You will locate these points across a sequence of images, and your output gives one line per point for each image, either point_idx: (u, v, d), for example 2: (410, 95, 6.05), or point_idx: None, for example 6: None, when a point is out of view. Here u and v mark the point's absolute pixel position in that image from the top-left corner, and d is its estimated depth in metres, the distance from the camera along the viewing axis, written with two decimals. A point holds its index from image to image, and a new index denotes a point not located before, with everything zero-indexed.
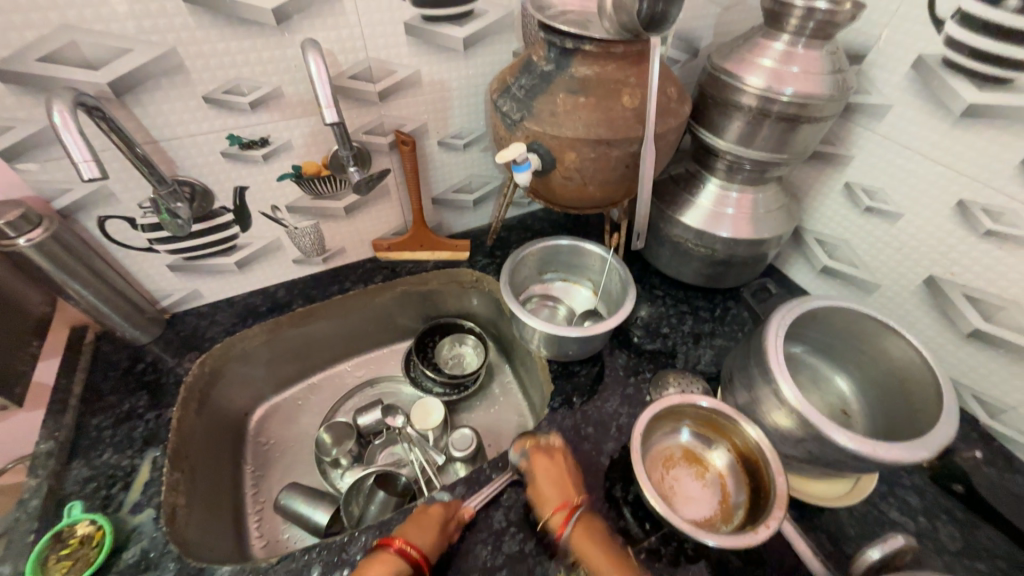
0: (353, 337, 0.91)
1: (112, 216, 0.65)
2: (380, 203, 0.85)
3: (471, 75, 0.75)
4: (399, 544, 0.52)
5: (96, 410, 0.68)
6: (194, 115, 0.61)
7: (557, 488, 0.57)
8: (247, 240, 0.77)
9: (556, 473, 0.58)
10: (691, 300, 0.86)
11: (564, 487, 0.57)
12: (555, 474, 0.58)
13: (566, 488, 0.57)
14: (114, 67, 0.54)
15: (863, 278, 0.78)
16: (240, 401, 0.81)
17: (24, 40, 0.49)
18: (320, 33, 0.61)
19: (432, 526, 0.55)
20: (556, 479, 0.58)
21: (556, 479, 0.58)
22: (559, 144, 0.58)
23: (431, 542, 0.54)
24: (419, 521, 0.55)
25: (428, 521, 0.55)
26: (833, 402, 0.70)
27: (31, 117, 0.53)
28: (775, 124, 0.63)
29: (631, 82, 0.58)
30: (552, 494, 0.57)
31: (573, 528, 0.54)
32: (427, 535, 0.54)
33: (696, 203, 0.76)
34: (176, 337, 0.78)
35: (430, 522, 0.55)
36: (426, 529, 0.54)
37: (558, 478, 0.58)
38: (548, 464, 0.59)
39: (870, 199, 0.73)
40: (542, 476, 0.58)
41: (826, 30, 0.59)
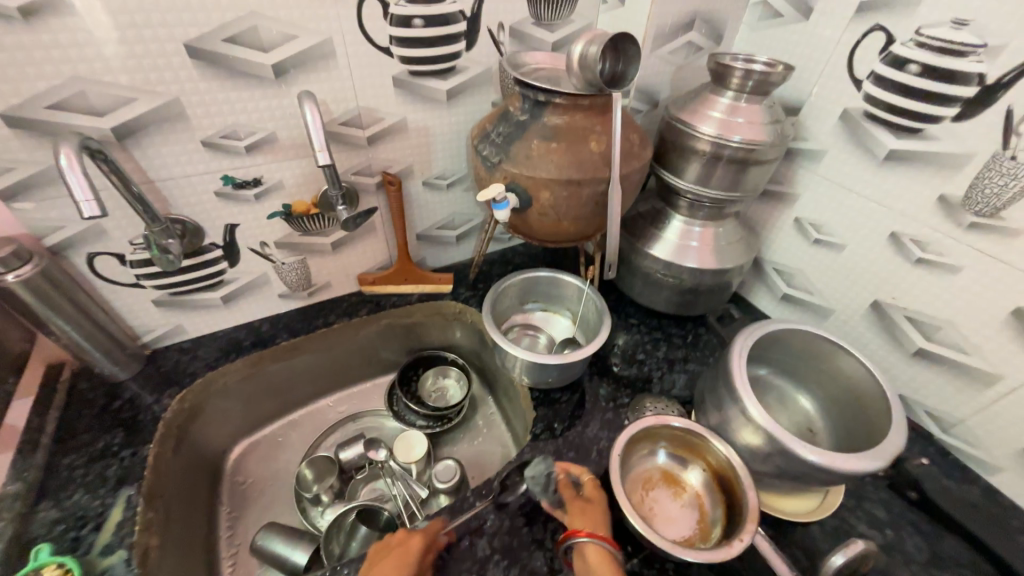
0: (336, 371, 0.92)
1: (102, 253, 0.67)
2: (367, 239, 0.88)
3: (453, 122, 0.81)
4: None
5: (68, 448, 0.67)
6: (192, 157, 0.64)
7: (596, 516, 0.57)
8: (235, 275, 0.79)
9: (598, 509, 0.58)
10: (664, 327, 0.91)
11: (600, 521, 0.57)
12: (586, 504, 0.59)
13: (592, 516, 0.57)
14: (118, 114, 0.57)
15: (818, 304, 0.85)
16: (219, 438, 0.80)
17: (35, 90, 0.52)
18: (314, 85, 0.66)
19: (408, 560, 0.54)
20: (590, 511, 0.58)
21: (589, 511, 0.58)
22: (534, 183, 0.64)
23: None
24: (397, 557, 0.54)
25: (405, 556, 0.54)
26: (799, 421, 0.74)
27: (34, 159, 0.56)
28: (727, 166, 0.71)
29: (598, 129, 0.64)
30: (595, 518, 0.57)
31: (591, 545, 0.53)
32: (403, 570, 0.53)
33: (663, 237, 0.82)
34: (156, 372, 0.77)
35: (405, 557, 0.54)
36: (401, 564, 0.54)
37: (594, 511, 0.58)
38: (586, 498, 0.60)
39: (817, 232, 0.80)
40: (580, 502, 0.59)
41: (764, 87, 0.68)
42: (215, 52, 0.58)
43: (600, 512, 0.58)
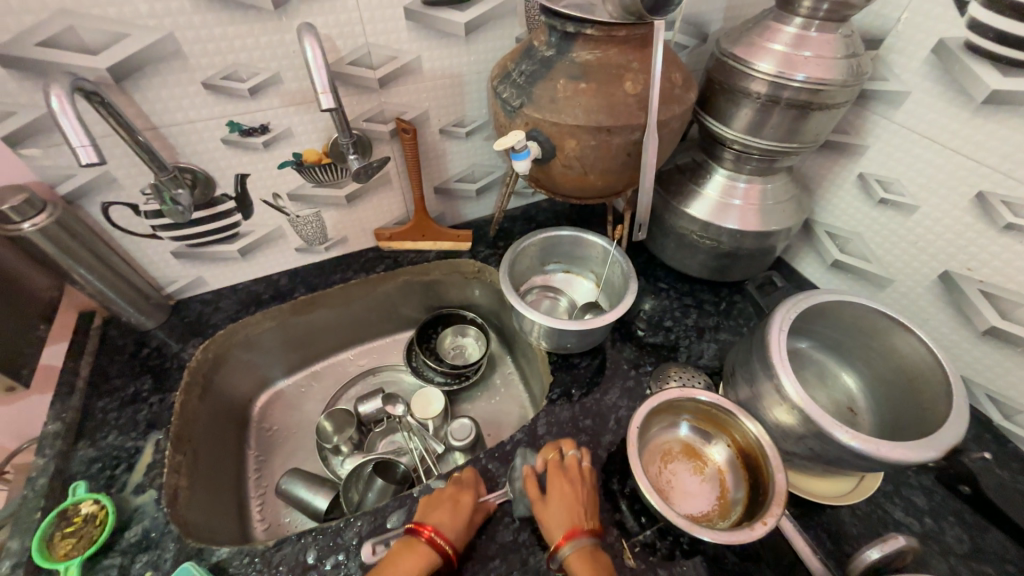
0: (355, 326, 0.92)
1: (115, 203, 0.66)
2: (382, 192, 0.84)
3: (473, 61, 0.73)
4: (428, 531, 0.53)
5: (102, 392, 0.70)
6: (195, 101, 0.61)
7: (572, 505, 0.54)
8: (249, 228, 0.77)
9: (570, 495, 0.55)
10: (696, 293, 0.84)
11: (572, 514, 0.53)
12: (566, 492, 0.55)
13: (574, 504, 0.54)
14: (112, 52, 0.53)
15: (875, 273, 0.76)
16: (244, 387, 0.83)
17: (22, 25, 0.49)
18: (318, 18, 0.60)
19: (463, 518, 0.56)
20: (566, 499, 0.54)
21: (564, 502, 0.54)
22: (559, 131, 0.57)
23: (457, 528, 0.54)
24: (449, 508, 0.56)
25: (459, 512, 0.56)
26: (840, 400, 0.68)
27: (34, 103, 0.54)
28: (785, 112, 0.61)
29: (634, 67, 0.56)
30: (568, 511, 0.54)
31: (575, 548, 0.50)
32: (457, 524, 0.54)
33: (702, 194, 0.74)
34: (180, 323, 0.79)
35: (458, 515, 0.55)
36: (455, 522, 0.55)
37: (569, 498, 0.55)
38: (562, 483, 0.56)
39: (884, 190, 0.70)
40: (552, 493, 0.55)
41: (840, 13, 0.56)
42: None
43: (574, 498, 0.55)
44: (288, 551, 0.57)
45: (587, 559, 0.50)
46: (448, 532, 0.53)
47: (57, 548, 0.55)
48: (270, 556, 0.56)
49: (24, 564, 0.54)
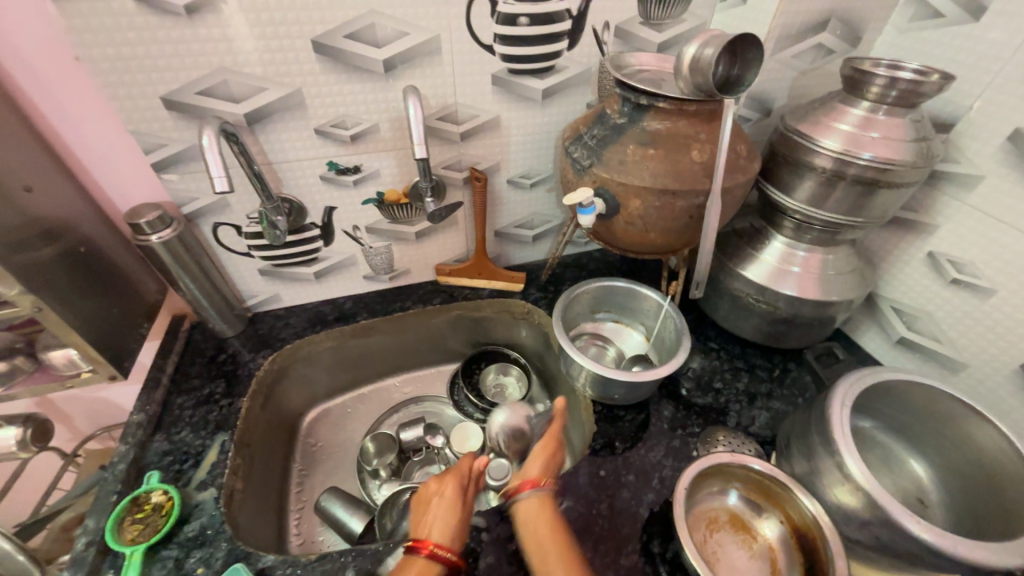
0: (406, 354, 0.96)
1: (224, 224, 0.75)
2: (448, 231, 0.91)
3: (545, 122, 0.80)
4: (429, 545, 0.53)
5: (182, 390, 0.76)
6: (306, 144, 0.70)
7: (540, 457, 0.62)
8: (328, 254, 0.85)
9: (541, 449, 0.62)
10: (748, 357, 0.83)
11: (540, 465, 0.61)
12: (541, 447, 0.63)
13: (548, 454, 0.62)
14: (251, 102, 0.64)
15: (947, 355, 0.72)
16: (298, 401, 0.88)
17: (189, 78, 0.60)
18: (419, 80, 0.69)
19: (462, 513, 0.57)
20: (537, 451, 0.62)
21: (536, 455, 0.62)
22: (625, 191, 0.61)
23: (453, 522, 0.56)
24: (437, 512, 0.57)
25: (450, 508, 0.57)
26: (907, 488, 0.63)
27: (183, 138, 0.64)
28: (850, 187, 0.62)
29: (702, 138, 0.60)
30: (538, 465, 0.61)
31: (537, 498, 0.57)
32: (452, 525, 0.55)
33: (759, 259, 0.75)
34: (254, 334, 0.86)
35: (455, 510, 0.57)
36: (455, 523, 0.56)
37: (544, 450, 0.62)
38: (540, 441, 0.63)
39: (957, 270, 0.68)
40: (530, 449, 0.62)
41: (909, 99, 0.59)
42: (336, 47, 0.63)
43: (548, 448, 0.63)
44: (329, 566, 0.58)
45: (543, 506, 0.57)
46: (447, 543, 0.54)
47: (126, 531, 0.59)
48: (311, 569, 0.57)
49: (97, 542, 0.59)
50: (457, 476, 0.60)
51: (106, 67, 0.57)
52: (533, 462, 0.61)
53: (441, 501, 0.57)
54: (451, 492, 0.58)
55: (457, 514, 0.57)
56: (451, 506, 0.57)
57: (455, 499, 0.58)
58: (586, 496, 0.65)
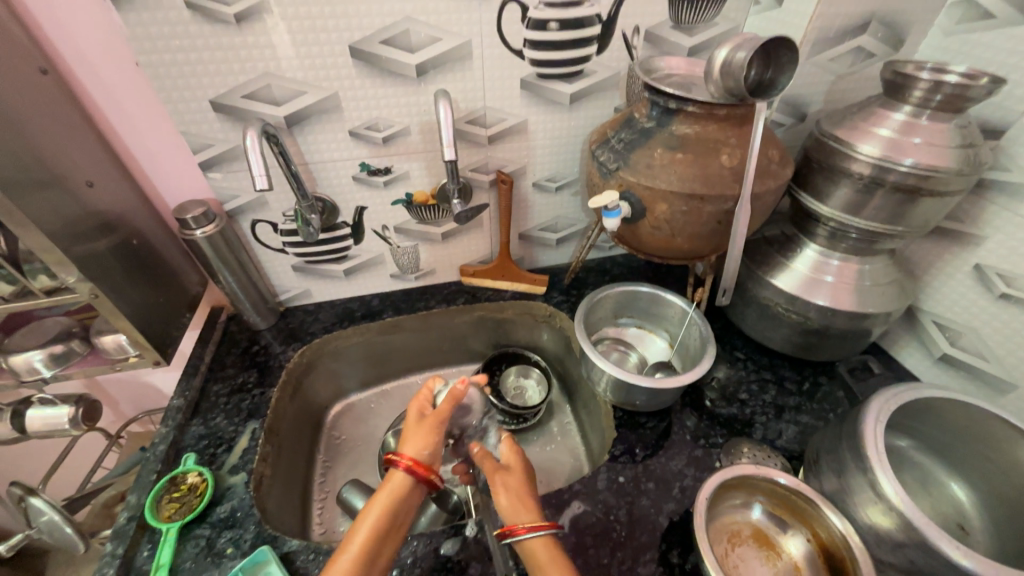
0: (428, 353, 0.98)
1: (262, 221, 0.79)
2: (473, 232, 0.92)
3: (572, 126, 0.81)
4: (408, 459, 0.52)
5: (217, 378, 0.80)
6: (340, 145, 0.73)
7: (525, 494, 0.54)
8: (357, 252, 0.88)
9: (517, 484, 0.55)
10: (776, 368, 0.81)
11: (524, 498, 0.53)
12: (517, 483, 0.55)
13: (524, 492, 0.54)
14: (291, 105, 0.67)
15: (994, 374, 0.68)
16: (324, 394, 0.90)
17: (236, 82, 0.64)
18: (449, 84, 0.71)
19: (439, 434, 0.55)
20: (515, 482, 0.55)
21: (517, 492, 0.54)
22: (651, 195, 0.61)
23: (431, 439, 0.54)
24: (411, 430, 0.55)
25: (429, 427, 0.55)
26: (947, 512, 0.60)
27: (228, 139, 0.68)
28: (890, 194, 0.60)
29: (732, 143, 0.59)
30: (520, 503, 0.53)
31: (534, 535, 0.49)
32: (432, 440, 0.54)
33: (791, 267, 0.73)
34: (286, 327, 0.89)
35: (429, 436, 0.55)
36: (428, 439, 0.54)
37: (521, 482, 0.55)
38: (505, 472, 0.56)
39: (1007, 285, 0.65)
40: (504, 481, 0.55)
41: (955, 104, 0.56)
42: (372, 52, 0.65)
43: (522, 480, 0.56)
44: None
45: (543, 544, 0.49)
46: (426, 457, 0.53)
47: (164, 508, 0.63)
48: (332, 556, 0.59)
49: (137, 517, 0.62)
50: (421, 401, 0.59)
51: (162, 73, 0.61)
52: (501, 496, 0.53)
53: (412, 420, 0.57)
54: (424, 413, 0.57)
55: (433, 434, 0.55)
56: (423, 426, 0.55)
57: (428, 421, 0.56)
58: (604, 502, 0.64)
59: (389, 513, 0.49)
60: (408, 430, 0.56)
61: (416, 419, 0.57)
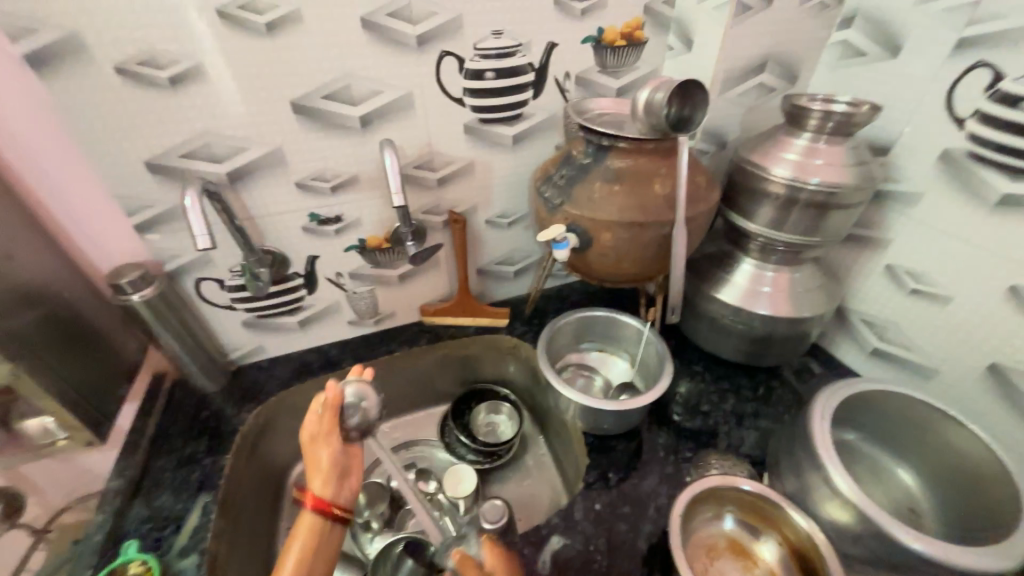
0: (394, 398, 0.95)
1: (207, 278, 0.76)
2: (430, 272, 0.93)
3: (517, 165, 0.85)
4: (315, 498, 0.50)
5: (162, 452, 0.74)
6: (287, 197, 0.72)
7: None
8: (312, 301, 0.86)
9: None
10: (732, 377, 0.84)
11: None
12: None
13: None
14: (233, 161, 0.66)
15: (918, 362, 0.75)
16: (284, 454, 0.85)
17: (174, 142, 0.63)
18: (394, 133, 0.73)
19: (337, 445, 0.52)
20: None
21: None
22: (595, 225, 0.64)
23: (333, 460, 0.52)
24: (313, 463, 0.51)
25: (332, 461, 0.52)
26: (898, 498, 0.64)
27: (166, 199, 0.66)
28: (804, 210, 0.67)
29: (662, 173, 0.64)
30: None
31: None
32: (331, 468, 0.52)
33: (731, 281, 0.78)
34: (238, 388, 0.85)
35: (327, 470, 0.51)
36: (328, 449, 0.52)
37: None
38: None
39: (915, 281, 0.72)
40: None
41: (845, 129, 0.64)
42: (314, 107, 0.66)
43: None
44: None
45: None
46: (336, 497, 0.51)
47: None
48: None
49: None
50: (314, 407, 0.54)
51: (92, 137, 0.59)
52: None
53: (306, 442, 0.52)
54: (319, 429, 0.52)
55: (330, 445, 0.52)
56: (319, 437, 0.52)
57: (323, 433, 0.52)
58: (583, 532, 0.64)
59: (312, 543, 0.49)
60: (309, 462, 0.51)
61: (311, 431, 0.53)
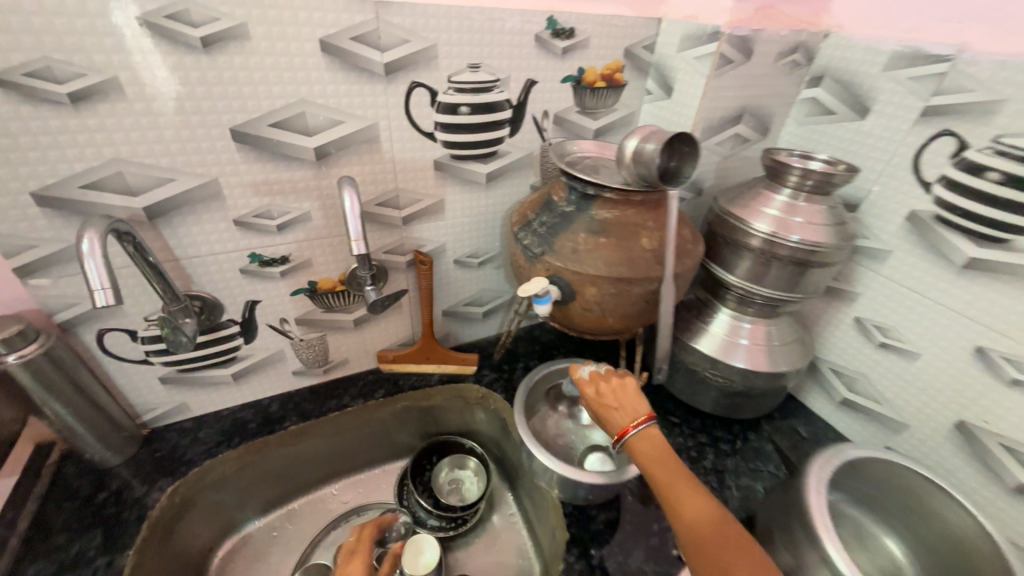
0: (345, 457, 0.83)
1: (113, 330, 0.62)
2: (391, 316, 0.84)
3: (491, 204, 0.79)
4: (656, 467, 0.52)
5: (38, 552, 0.59)
6: (222, 236, 0.62)
7: (620, 403, 0.56)
8: (249, 351, 0.74)
9: (627, 394, 0.57)
10: (710, 429, 0.81)
11: (635, 409, 0.56)
12: (613, 377, 0.58)
13: (625, 413, 0.55)
14: (153, 195, 0.55)
15: (887, 415, 0.75)
16: (207, 535, 0.71)
17: (73, 170, 0.51)
18: (355, 167, 0.65)
19: (657, 446, 0.53)
20: (623, 396, 0.57)
21: (621, 401, 0.56)
22: (579, 279, 0.59)
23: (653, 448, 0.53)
24: (648, 442, 0.53)
25: (657, 448, 0.53)
26: (886, 566, 0.60)
27: (60, 238, 0.54)
28: (783, 266, 0.65)
29: (650, 226, 0.60)
30: (620, 411, 0.56)
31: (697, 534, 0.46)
32: (660, 463, 0.51)
33: (708, 331, 0.76)
34: (150, 459, 0.71)
35: (657, 461, 0.51)
36: (658, 452, 0.52)
37: (626, 394, 0.57)
38: (614, 376, 0.59)
39: (883, 335, 0.73)
40: (613, 396, 0.57)
41: (824, 187, 0.64)
42: (259, 135, 0.57)
43: (665, 463, 0.51)
44: None
45: (649, 437, 0.53)
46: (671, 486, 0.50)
47: None
48: None
49: None
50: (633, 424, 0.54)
51: None
52: (685, 499, 0.48)
53: (648, 441, 0.53)
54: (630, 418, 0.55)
55: (661, 453, 0.52)
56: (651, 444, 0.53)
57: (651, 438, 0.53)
58: None
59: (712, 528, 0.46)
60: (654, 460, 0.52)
61: (651, 451, 0.52)
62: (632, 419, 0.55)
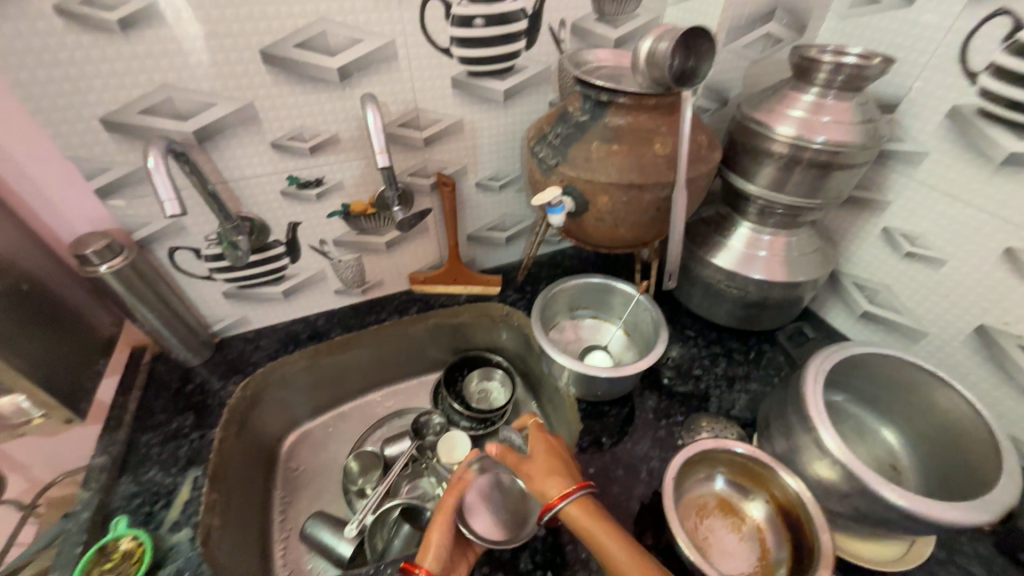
0: (385, 367, 0.93)
1: (181, 247, 0.71)
2: (419, 239, 0.90)
3: (509, 124, 0.80)
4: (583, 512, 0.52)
5: (147, 428, 0.72)
6: (262, 158, 0.67)
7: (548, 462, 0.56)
8: (295, 270, 0.82)
9: (553, 450, 0.58)
10: (724, 342, 0.85)
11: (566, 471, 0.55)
12: (540, 444, 0.59)
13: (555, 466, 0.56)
14: (199, 119, 0.61)
15: (907, 325, 0.76)
16: (275, 426, 0.84)
17: (131, 96, 0.57)
18: (377, 87, 0.67)
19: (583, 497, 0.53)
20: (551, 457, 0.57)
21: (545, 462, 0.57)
22: (592, 188, 0.61)
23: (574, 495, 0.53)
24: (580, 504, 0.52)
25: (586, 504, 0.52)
26: (881, 456, 0.66)
27: (128, 161, 0.61)
28: (806, 171, 0.64)
29: (663, 131, 0.61)
30: (549, 476, 0.54)
31: None
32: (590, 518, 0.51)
33: (727, 245, 0.77)
34: (223, 361, 0.82)
35: (593, 523, 0.50)
36: (584, 508, 0.52)
37: (556, 465, 0.56)
38: (541, 439, 0.60)
39: (911, 244, 0.72)
40: (538, 452, 0.58)
41: (855, 83, 0.61)
42: (287, 57, 0.60)
43: (598, 518, 0.51)
44: None
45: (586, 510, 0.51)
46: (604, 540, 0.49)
47: None
48: None
49: None
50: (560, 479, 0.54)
51: (37, 90, 0.53)
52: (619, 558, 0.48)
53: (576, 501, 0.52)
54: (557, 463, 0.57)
55: (595, 513, 0.51)
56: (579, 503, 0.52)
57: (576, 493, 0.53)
58: None
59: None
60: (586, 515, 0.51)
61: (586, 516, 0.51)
62: (562, 487, 0.53)
